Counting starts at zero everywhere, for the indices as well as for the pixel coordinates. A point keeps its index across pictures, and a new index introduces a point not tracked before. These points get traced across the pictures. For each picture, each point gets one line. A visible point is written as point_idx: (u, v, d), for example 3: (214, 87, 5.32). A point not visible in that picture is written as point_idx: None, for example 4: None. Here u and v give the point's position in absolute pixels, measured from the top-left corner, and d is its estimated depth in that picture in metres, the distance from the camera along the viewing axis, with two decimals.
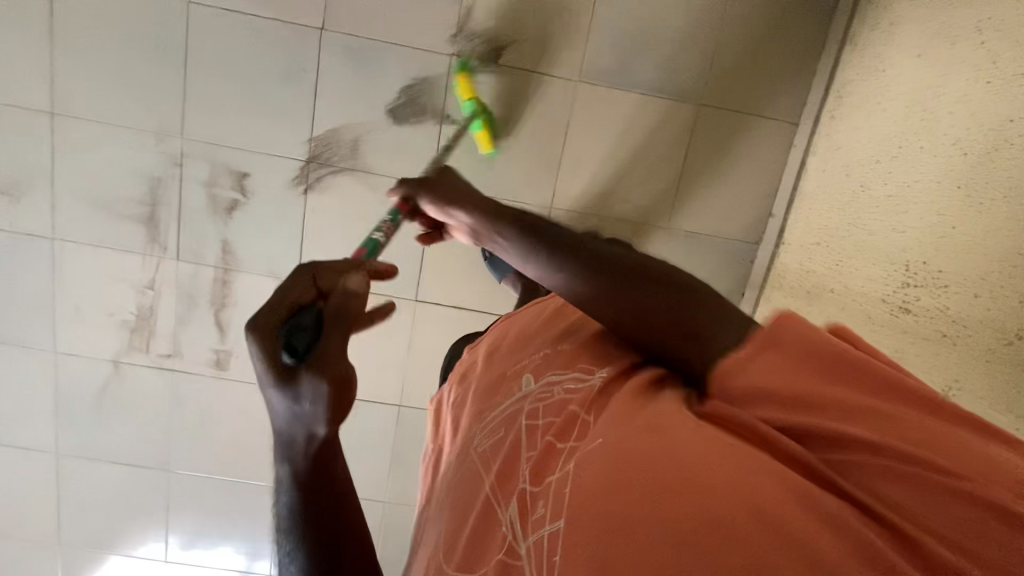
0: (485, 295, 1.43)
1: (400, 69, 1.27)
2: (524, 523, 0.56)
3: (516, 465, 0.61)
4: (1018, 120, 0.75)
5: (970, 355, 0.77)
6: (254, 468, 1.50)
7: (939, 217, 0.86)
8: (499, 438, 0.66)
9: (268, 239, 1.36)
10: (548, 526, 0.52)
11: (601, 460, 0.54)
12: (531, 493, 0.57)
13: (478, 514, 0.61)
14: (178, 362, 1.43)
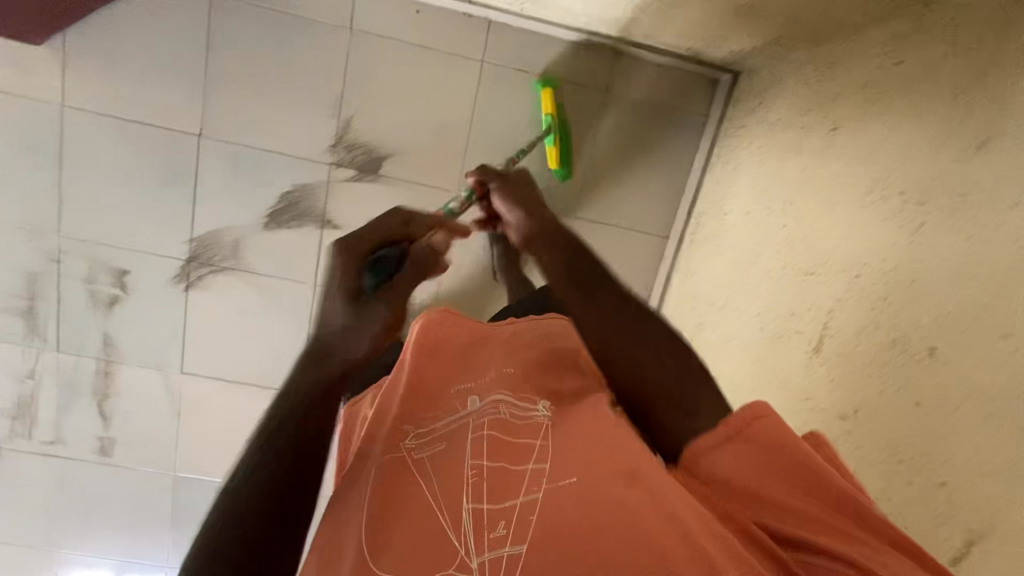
0: None
1: (279, 175, 1.29)
2: (477, 536, 0.54)
3: (466, 479, 0.59)
4: (799, 320, 0.83)
5: None
6: (142, 549, 1.52)
7: (744, 385, 0.94)
8: (451, 447, 0.63)
9: (151, 332, 1.37)
10: (505, 546, 0.52)
11: (571, 497, 0.54)
12: (486, 513, 0.55)
13: (417, 530, 0.56)
14: (62, 448, 1.43)
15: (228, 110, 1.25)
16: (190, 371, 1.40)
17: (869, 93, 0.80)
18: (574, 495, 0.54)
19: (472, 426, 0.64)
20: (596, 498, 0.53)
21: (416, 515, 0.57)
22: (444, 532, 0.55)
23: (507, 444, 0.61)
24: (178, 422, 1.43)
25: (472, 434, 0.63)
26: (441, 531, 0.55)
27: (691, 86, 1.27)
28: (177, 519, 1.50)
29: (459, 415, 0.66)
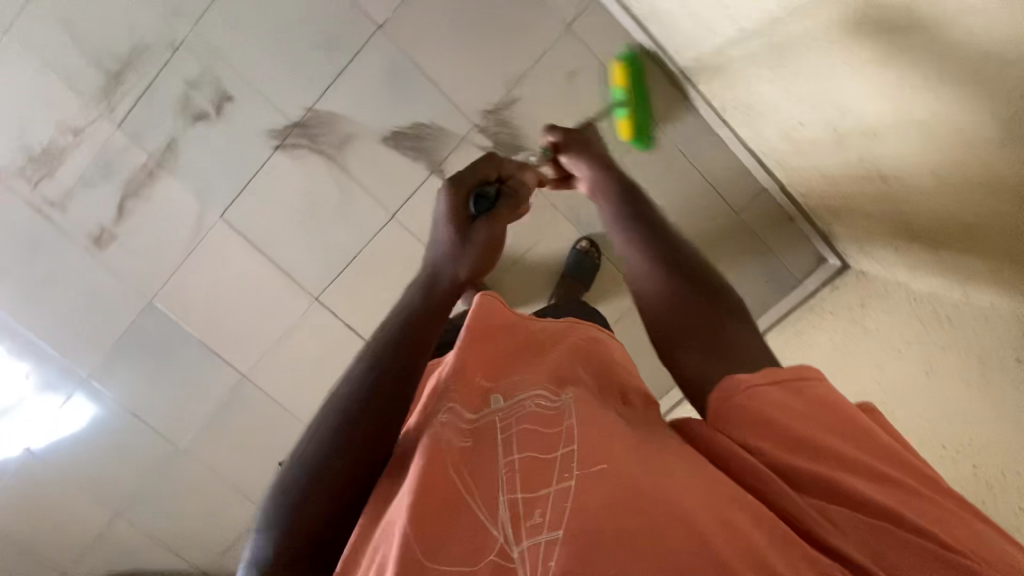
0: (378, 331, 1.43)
1: (426, 107, 1.29)
2: (517, 528, 0.53)
3: (498, 474, 0.58)
4: None
5: None
6: (70, 349, 1.42)
7: None
8: (478, 445, 0.61)
9: (217, 165, 1.31)
10: (541, 534, 0.52)
11: (597, 489, 0.53)
12: (519, 505, 0.54)
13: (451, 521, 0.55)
14: (57, 216, 1.32)
15: (421, 25, 1.25)
16: (229, 220, 1.35)
17: (971, 359, 0.90)
18: (597, 496, 0.52)
19: (507, 423, 0.62)
20: (624, 493, 0.52)
21: (451, 514, 0.55)
22: (484, 532, 0.54)
23: (539, 434, 0.60)
24: (187, 257, 1.37)
25: (504, 430, 0.62)
26: (480, 527, 0.54)
27: (800, 251, 1.36)
28: (127, 340, 1.43)
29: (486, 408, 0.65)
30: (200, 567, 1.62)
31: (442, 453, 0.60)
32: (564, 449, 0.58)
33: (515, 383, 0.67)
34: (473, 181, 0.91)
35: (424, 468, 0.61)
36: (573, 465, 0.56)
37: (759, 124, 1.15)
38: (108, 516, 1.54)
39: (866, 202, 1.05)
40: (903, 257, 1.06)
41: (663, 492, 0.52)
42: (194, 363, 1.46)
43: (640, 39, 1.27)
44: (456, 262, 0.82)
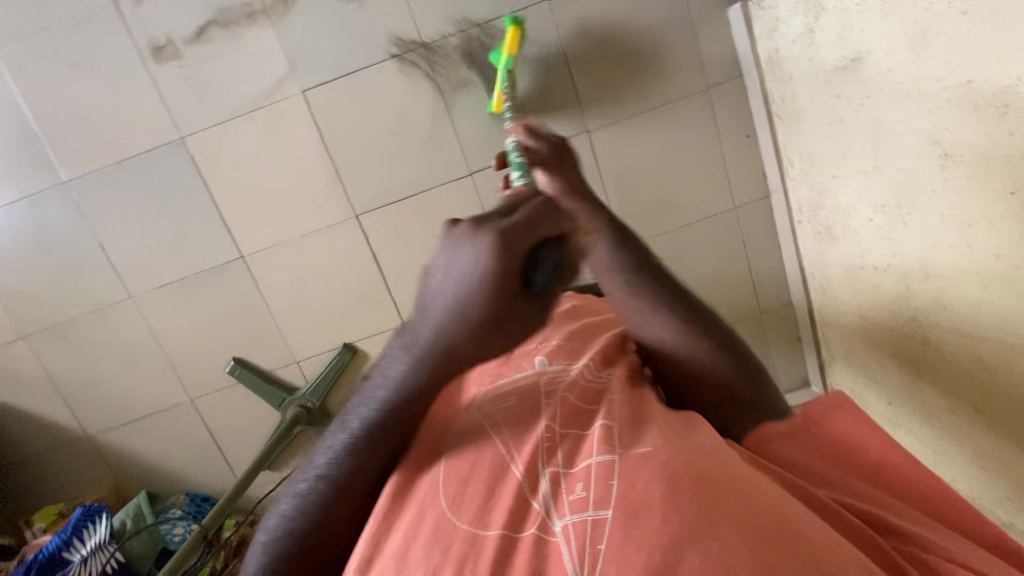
0: (400, 273, 1.38)
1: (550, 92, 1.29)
2: (557, 501, 0.58)
3: (536, 441, 0.63)
4: None
5: None
6: (67, 145, 1.27)
7: None
8: (517, 409, 0.68)
9: (325, 41, 1.23)
10: (587, 509, 0.55)
11: (647, 477, 0.56)
12: (564, 479, 0.59)
13: (490, 479, 0.61)
14: (129, 7, 1.19)
15: (584, 17, 1.26)
16: (309, 99, 1.26)
17: None
18: (651, 485, 0.56)
19: (548, 389, 0.70)
20: (677, 477, 0.56)
21: (490, 479, 0.61)
22: (524, 496, 0.59)
23: (575, 412, 0.67)
24: (244, 113, 1.26)
25: (542, 399, 0.68)
26: (519, 493, 0.59)
27: (794, 368, 1.50)
28: (132, 165, 1.28)
29: (529, 374, 0.73)
30: (88, 431, 1.45)
31: (480, 420, 0.68)
32: (603, 424, 0.64)
33: (559, 365, 0.75)
34: (546, 229, 0.60)
35: (475, 427, 0.67)
36: (615, 443, 0.61)
37: (830, 251, 1.22)
38: (19, 332, 1.37)
39: (876, 335, 1.15)
40: (891, 413, 1.17)
41: (709, 482, 0.56)
42: (193, 221, 1.32)
43: (760, 130, 1.32)
44: (469, 327, 0.58)
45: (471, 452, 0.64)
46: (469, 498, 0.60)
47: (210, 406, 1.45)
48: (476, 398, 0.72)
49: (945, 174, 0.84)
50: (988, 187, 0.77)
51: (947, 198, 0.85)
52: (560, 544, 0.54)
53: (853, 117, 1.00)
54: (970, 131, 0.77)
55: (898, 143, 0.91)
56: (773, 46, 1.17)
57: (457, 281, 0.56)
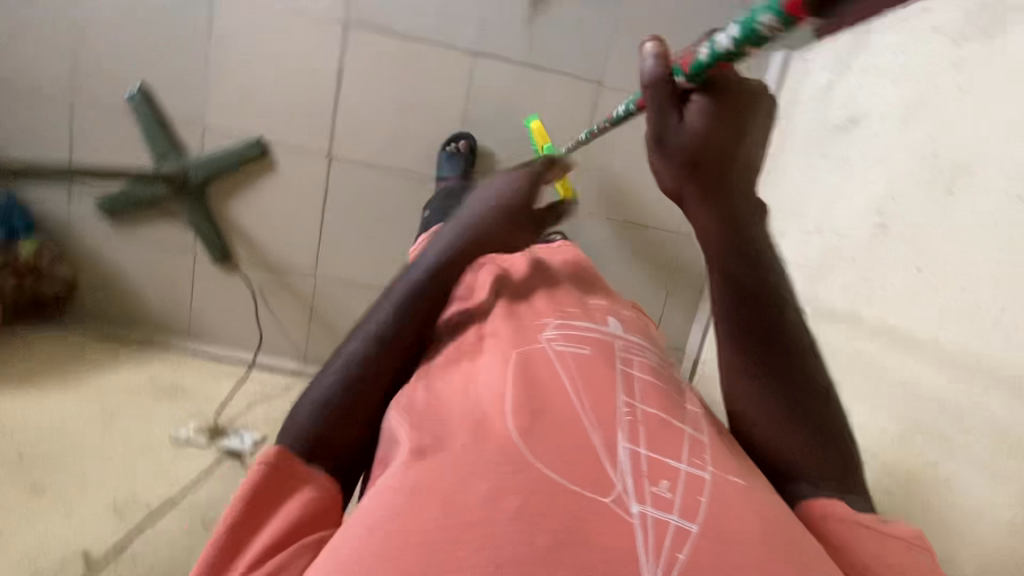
0: (353, 105, 1.27)
1: (587, 25, 1.25)
2: (635, 485, 0.43)
3: (619, 413, 0.49)
4: None
5: None
6: None
7: None
8: (592, 368, 0.54)
9: None
10: (671, 512, 0.41)
11: (739, 509, 0.42)
12: (643, 463, 0.45)
13: (558, 420, 0.47)
14: None
15: None
16: None
17: None
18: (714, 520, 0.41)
19: (624, 354, 0.59)
20: (766, 521, 0.42)
21: (546, 415, 0.47)
22: (599, 460, 0.44)
23: (664, 398, 0.54)
24: None
25: (622, 366, 0.56)
26: (592, 452, 0.45)
27: None
28: None
29: (601, 329, 0.62)
30: None
31: (562, 368, 0.54)
32: (693, 432, 0.51)
33: (637, 342, 0.64)
34: (528, 183, 0.73)
35: (525, 351, 0.56)
36: (706, 459, 0.47)
37: None
38: None
39: None
40: None
41: (793, 528, 0.43)
42: None
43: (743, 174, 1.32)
44: (496, 221, 0.68)
45: (541, 390, 0.50)
46: (514, 421, 0.46)
47: (85, 124, 1.27)
48: (547, 334, 0.59)
49: (874, 243, 0.87)
50: (902, 262, 0.80)
51: (864, 267, 0.88)
52: (635, 529, 0.39)
53: (825, 175, 1.04)
54: (913, 201, 0.80)
55: (850, 209, 0.94)
56: (795, 96, 1.19)
57: (488, 196, 0.71)
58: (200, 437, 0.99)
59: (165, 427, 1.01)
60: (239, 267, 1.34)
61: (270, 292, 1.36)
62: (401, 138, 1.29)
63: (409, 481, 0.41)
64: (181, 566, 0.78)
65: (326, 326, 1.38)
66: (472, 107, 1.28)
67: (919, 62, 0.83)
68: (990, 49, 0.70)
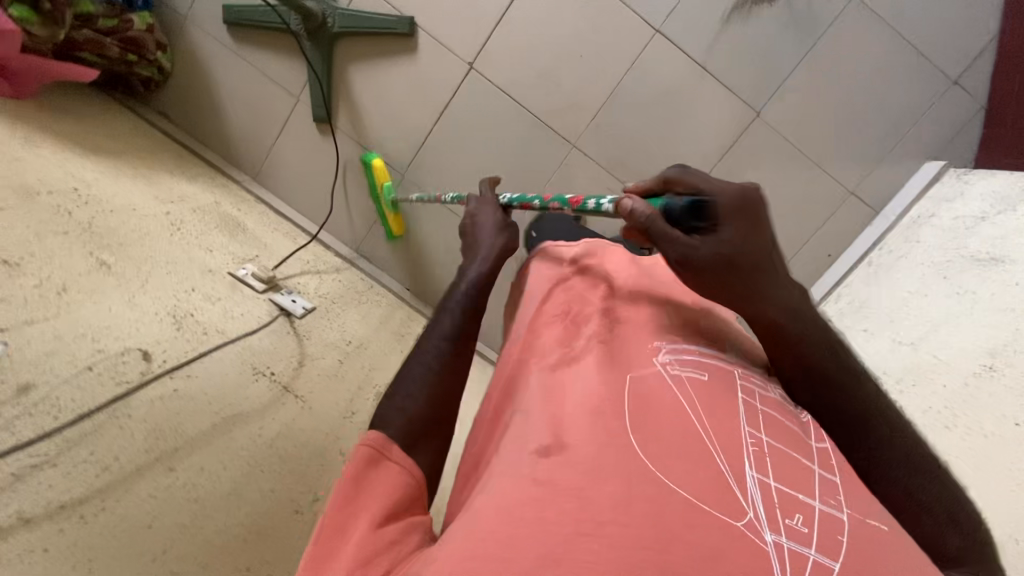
0: (518, 25, 1.21)
1: (772, 54, 1.20)
2: (769, 512, 0.41)
3: (745, 443, 0.46)
4: None
5: (191, 413, 0.72)
6: None
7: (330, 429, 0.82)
8: (714, 387, 0.51)
9: None
10: (811, 548, 0.39)
11: (881, 553, 0.40)
12: (776, 497, 0.42)
13: (675, 441, 0.45)
14: None
15: (855, 37, 1.19)
16: None
17: None
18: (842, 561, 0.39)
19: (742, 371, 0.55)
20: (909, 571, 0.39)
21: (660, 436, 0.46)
22: (726, 486, 0.42)
23: (786, 428, 0.49)
24: None
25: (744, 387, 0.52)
26: (715, 474, 0.43)
27: None
28: None
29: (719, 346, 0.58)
30: None
31: (678, 388, 0.51)
32: (822, 469, 0.46)
33: (763, 365, 0.59)
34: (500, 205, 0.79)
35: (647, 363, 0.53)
36: (841, 501, 0.44)
37: None
38: None
39: None
40: None
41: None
42: None
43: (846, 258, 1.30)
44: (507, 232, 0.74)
45: (657, 400, 0.49)
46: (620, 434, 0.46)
47: None
48: (657, 355, 0.55)
49: (971, 380, 0.87)
50: (1000, 409, 0.81)
51: (950, 398, 0.89)
52: (770, 556, 0.38)
53: (938, 297, 1.02)
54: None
55: (954, 338, 0.94)
56: (931, 211, 1.16)
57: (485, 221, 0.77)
58: (253, 281, 0.96)
59: (226, 259, 0.98)
60: (334, 133, 1.29)
61: (352, 170, 1.31)
62: (547, 81, 1.23)
63: (537, 471, 0.44)
64: (207, 383, 0.76)
65: (391, 225, 1.34)
66: (628, 82, 1.23)
67: None
68: None
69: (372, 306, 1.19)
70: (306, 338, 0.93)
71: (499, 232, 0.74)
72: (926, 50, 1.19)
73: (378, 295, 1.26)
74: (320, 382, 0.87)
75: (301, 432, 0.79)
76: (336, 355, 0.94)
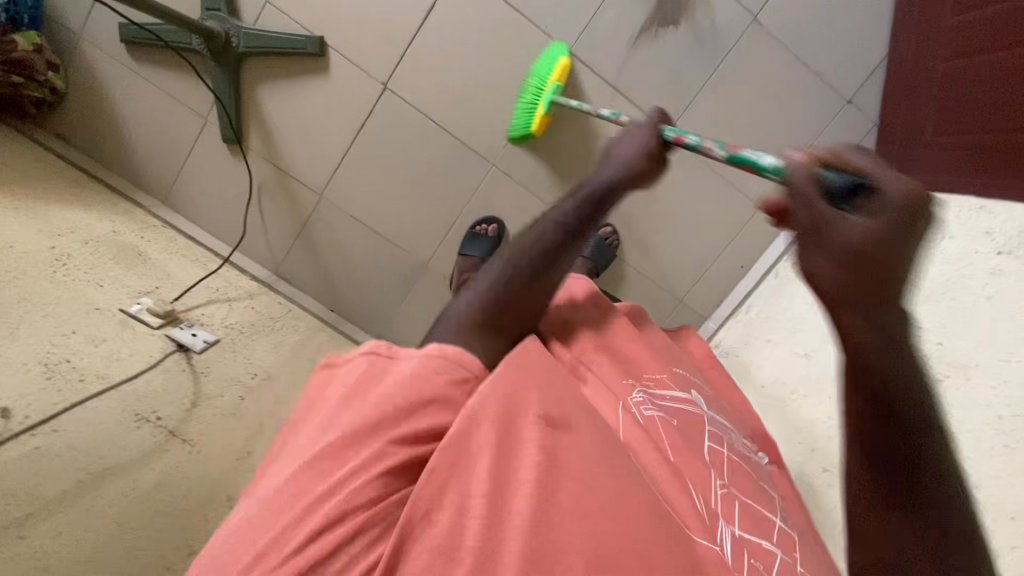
0: (429, 45, 1.20)
1: (681, 74, 1.24)
2: None
3: None
4: None
5: (51, 473, 0.70)
6: None
7: (215, 472, 0.80)
8: None
9: None
10: None
11: None
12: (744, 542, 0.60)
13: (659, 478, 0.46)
14: None
15: (757, 57, 1.23)
16: None
17: None
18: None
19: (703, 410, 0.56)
20: None
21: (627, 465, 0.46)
22: None
23: None
24: None
25: None
26: None
27: None
28: None
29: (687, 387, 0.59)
30: None
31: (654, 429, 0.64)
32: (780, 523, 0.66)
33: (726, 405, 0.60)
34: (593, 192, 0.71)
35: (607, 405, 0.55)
36: None
37: None
38: None
39: None
40: None
41: None
42: None
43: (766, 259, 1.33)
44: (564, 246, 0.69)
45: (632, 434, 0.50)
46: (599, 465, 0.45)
47: None
48: None
49: None
50: None
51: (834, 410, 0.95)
52: None
53: None
54: None
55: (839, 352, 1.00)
56: None
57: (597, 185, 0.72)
58: (149, 318, 0.93)
59: (119, 294, 0.94)
60: (247, 154, 1.25)
61: (267, 191, 1.28)
62: (462, 99, 1.23)
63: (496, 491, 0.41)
64: (74, 437, 0.73)
65: (310, 246, 1.32)
66: (543, 101, 1.24)
67: (963, 253, 0.88)
68: None
69: (287, 332, 1.17)
70: (204, 374, 0.91)
71: (646, 159, 0.73)
72: (823, 69, 1.25)
73: (296, 320, 1.24)
74: (215, 422, 0.85)
75: (187, 478, 0.77)
76: (238, 391, 0.92)
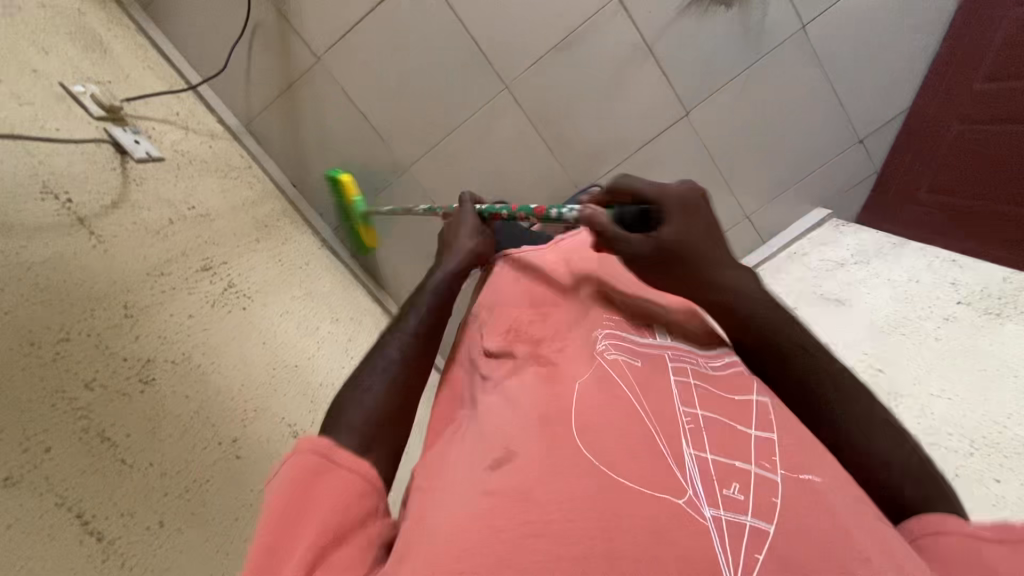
0: None
1: (716, 60, 1.21)
2: (702, 483, 0.42)
3: (681, 423, 0.48)
4: (186, 356, 0.69)
5: None
6: None
7: (122, 272, 0.69)
8: (651, 374, 0.53)
9: None
10: (743, 513, 0.40)
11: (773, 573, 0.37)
12: (715, 470, 0.43)
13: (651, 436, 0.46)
14: None
15: (792, 68, 1.22)
16: None
17: None
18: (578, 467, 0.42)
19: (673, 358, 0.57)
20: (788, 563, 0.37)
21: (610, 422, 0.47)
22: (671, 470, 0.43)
23: (737, 439, 0.47)
24: None
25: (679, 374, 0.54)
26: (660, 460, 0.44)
27: None
28: None
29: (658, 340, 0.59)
30: None
31: (619, 377, 0.52)
32: (760, 431, 0.48)
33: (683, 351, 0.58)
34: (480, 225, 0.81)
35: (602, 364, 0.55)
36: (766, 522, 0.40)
37: None
38: None
39: None
40: None
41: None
42: None
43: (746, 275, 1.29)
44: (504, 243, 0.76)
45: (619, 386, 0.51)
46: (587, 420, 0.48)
47: None
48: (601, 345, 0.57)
49: None
50: None
51: None
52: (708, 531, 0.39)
53: None
54: None
55: None
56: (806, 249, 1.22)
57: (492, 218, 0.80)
58: (91, 105, 0.82)
59: (63, 68, 0.83)
60: None
61: (262, 34, 1.17)
62: (496, 9, 1.15)
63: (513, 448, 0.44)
64: None
65: (292, 110, 1.22)
66: (576, 39, 1.18)
67: (926, 298, 0.90)
68: (985, 329, 0.79)
69: (240, 185, 1.08)
70: (136, 183, 0.81)
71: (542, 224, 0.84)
72: (847, 102, 1.25)
73: (254, 178, 1.15)
74: (133, 231, 0.75)
75: (82, 268, 0.64)
76: (167, 213, 0.83)
